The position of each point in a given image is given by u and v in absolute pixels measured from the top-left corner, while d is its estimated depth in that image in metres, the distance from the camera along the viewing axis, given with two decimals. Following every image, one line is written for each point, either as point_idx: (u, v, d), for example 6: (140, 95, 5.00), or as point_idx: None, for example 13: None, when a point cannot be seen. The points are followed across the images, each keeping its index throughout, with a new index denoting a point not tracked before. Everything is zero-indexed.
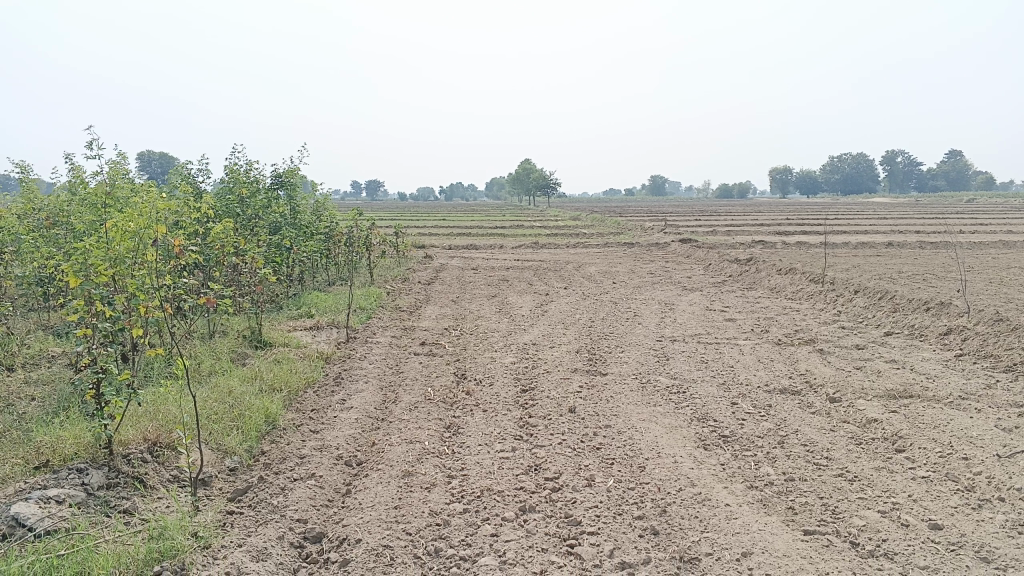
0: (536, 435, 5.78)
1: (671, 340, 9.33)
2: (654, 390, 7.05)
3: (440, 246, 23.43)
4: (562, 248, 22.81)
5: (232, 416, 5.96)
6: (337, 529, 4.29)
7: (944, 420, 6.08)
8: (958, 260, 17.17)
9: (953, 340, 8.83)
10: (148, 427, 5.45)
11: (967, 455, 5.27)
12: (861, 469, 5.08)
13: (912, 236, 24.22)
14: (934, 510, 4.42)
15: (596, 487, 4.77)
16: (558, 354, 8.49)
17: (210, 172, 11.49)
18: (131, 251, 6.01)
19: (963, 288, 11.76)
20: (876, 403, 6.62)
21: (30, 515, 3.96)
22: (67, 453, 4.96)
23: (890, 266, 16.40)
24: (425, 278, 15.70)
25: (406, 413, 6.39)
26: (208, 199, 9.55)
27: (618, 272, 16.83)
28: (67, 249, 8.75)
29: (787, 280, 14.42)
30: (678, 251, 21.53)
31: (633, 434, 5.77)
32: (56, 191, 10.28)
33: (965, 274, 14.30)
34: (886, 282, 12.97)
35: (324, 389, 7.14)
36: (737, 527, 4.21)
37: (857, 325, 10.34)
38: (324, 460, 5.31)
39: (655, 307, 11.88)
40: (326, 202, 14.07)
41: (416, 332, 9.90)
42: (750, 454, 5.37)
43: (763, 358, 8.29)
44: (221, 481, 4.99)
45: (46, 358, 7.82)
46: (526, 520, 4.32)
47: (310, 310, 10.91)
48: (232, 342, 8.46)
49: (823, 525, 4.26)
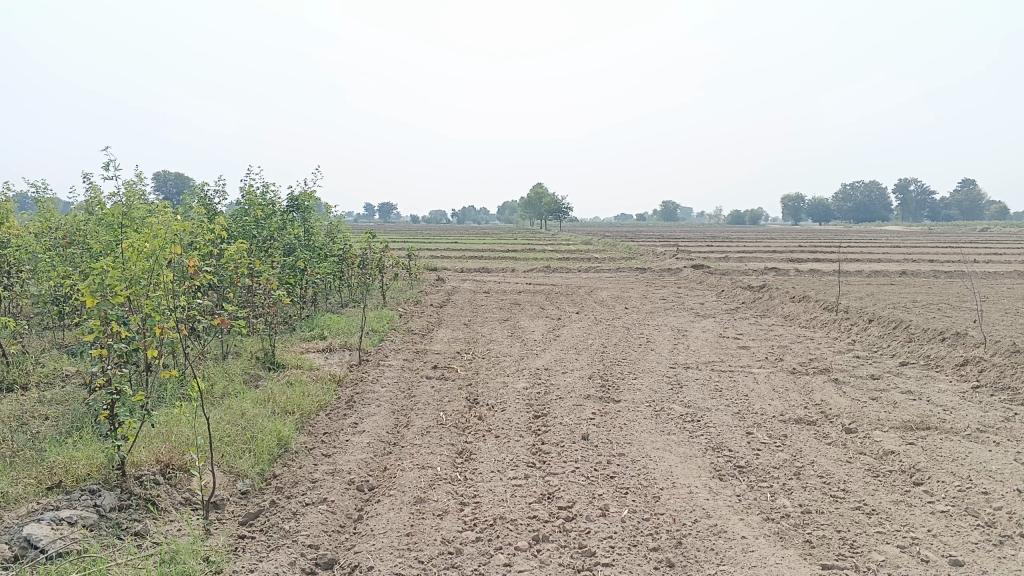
0: (548, 463, 5.73)
1: (685, 367, 9.28)
2: (668, 418, 7.00)
3: (452, 269, 23.50)
4: (574, 272, 22.83)
5: (245, 438, 5.95)
6: (349, 556, 4.25)
7: (962, 453, 6.00)
8: (973, 290, 17.05)
9: (969, 372, 8.75)
10: (161, 449, 5.44)
11: (986, 489, 5.20)
12: (879, 502, 5.01)
13: (925, 265, 24.11)
14: (954, 545, 4.35)
15: (610, 517, 4.72)
16: (571, 380, 8.47)
17: (226, 194, 11.57)
18: (146, 272, 6.03)
19: (978, 318, 11.68)
20: (892, 434, 6.55)
21: (43, 536, 3.95)
22: (79, 473, 4.95)
23: (904, 294, 16.30)
24: (437, 301, 15.72)
25: (418, 437, 6.36)
26: (223, 221, 9.61)
27: (630, 297, 16.81)
28: (83, 270, 8.80)
29: (800, 307, 14.35)
30: (690, 277, 21.49)
31: (647, 463, 5.72)
32: (73, 211, 10.36)
33: (981, 304, 14.20)
34: (901, 311, 12.88)
35: (336, 412, 7.13)
36: (753, 560, 4.15)
37: (871, 355, 10.26)
38: (336, 485, 5.28)
39: (668, 333, 11.84)
40: (340, 224, 14.13)
41: (428, 355, 9.89)
42: (766, 485, 5.31)
43: (778, 387, 8.22)
44: (232, 504, 4.97)
45: (59, 377, 7.84)
46: (540, 550, 4.28)
47: (322, 333, 10.91)
48: (245, 363, 8.47)
49: (842, 559, 4.20)
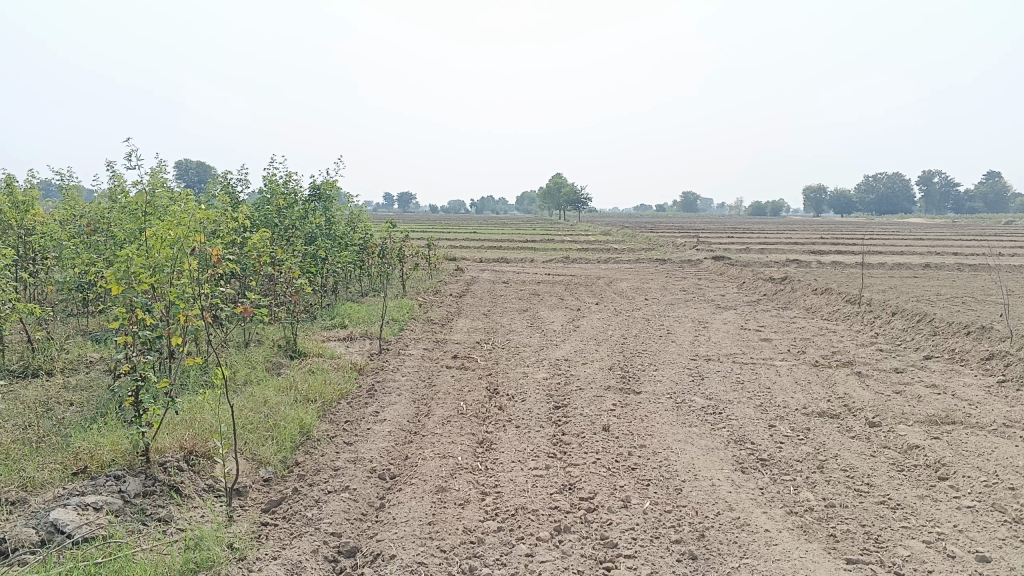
0: (569, 454, 5.72)
1: (706, 359, 9.23)
2: (689, 410, 6.96)
3: (471, 259, 23.52)
4: (594, 263, 22.79)
5: (267, 426, 5.99)
6: (372, 544, 4.26)
7: (988, 448, 5.93)
8: (998, 283, 16.84)
9: (995, 366, 8.65)
10: (185, 435, 5.49)
11: (1013, 485, 5.13)
12: (904, 497, 4.96)
13: (949, 258, 23.82)
14: (981, 541, 4.30)
15: (632, 509, 4.71)
16: (592, 371, 8.45)
17: (248, 182, 11.63)
18: (169, 260, 6.07)
19: (1005, 312, 11.53)
20: (917, 429, 6.48)
21: (69, 522, 3.99)
22: (104, 459, 5.00)
23: (928, 287, 16.12)
24: (457, 290, 15.74)
25: (439, 426, 6.36)
26: (245, 209, 9.65)
27: (650, 288, 16.75)
28: (107, 257, 8.88)
29: (822, 300, 14.23)
30: (710, 269, 21.38)
31: (669, 455, 5.69)
32: (97, 199, 10.45)
33: (1007, 297, 14.02)
34: (925, 305, 12.75)
35: (358, 400, 7.15)
36: (777, 554, 4.12)
37: (896, 348, 10.16)
38: (358, 473, 5.29)
39: (689, 325, 11.78)
40: (361, 214, 14.16)
41: (448, 344, 9.90)
42: (789, 479, 5.28)
43: (800, 380, 8.17)
44: (255, 491, 5.00)
45: (83, 363, 7.92)
46: (562, 540, 4.27)
47: (343, 321, 10.95)
48: (267, 351, 8.51)
49: (867, 553, 4.16)
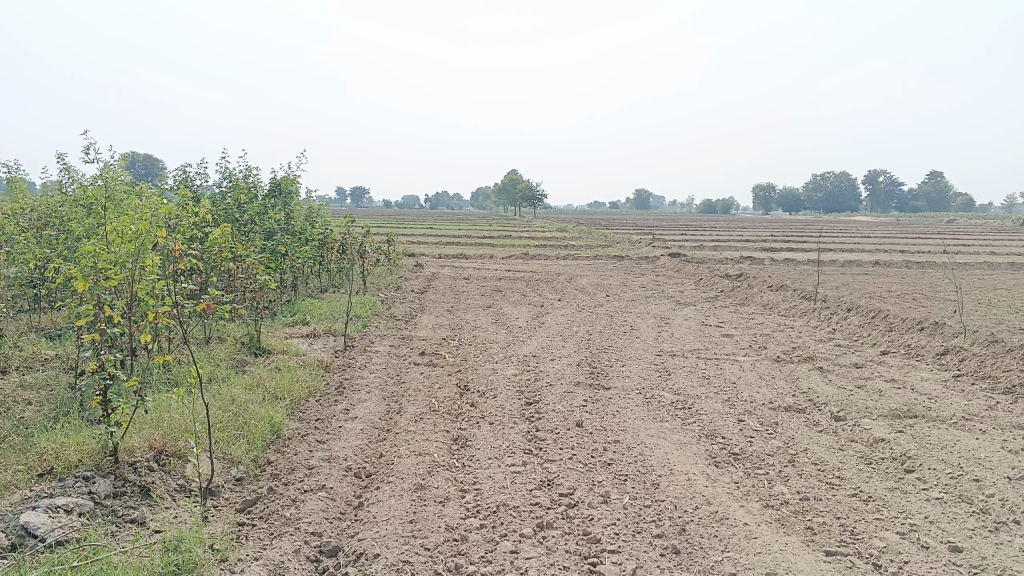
0: (545, 450, 5.73)
1: (671, 355, 9.32)
2: (659, 406, 7.02)
3: (429, 255, 23.44)
4: (554, 260, 22.85)
5: (237, 425, 5.89)
6: (353, 543, 4.21)
7: (950, 440, 6.09)
8: (947, 280, 17.28)
9: (950, 360, 8.89)
10: (153, 435, 5.35)
11: (978, 477, 5.27)
12: (875, 489, 5.07)
13: (898, 255, 24.46)
14: (952, 532, 4.42)
15: (611, 504, 4.73)
16: (560, 367, 8.46)
17: (207, 175, 11.41)
18: (132, 255, 5.87)
19: (956, 309, 11.85)
20: (881, 422, 6.62)
21: (41, 524, 3.87)
22: (70, 460, 4.85)
23: (880, 284, 16.56)
24: (418, 286, 15.62)
25: (411, 424, 6.31)
26: (206, 203, 9.43)
27: (611, 285, 16.84)
28: (62, 252, 8.62)
29: (779, 296, 14.47)
30: (667, 265, 21.60)
31: (644, 450, 5.74)
32: (47, 191, 10.12)
33: (955, 293, 14.45)
34: (878, 301, 13.07)
35: (327, 398, 7.05)
36: (758, 547, 4.18)
37: (853, 343, 10.39)
38: (334, 472, 5.23)
39: (651, 321, 11.88)
40: (320, 209, 13.96)
41: (414, 342, 9.82)
42: (762, 473, 5.35)
43: (765, 375, 8.31)
44: (228, 491, 4.92)
45: (39, 361, 7.66)
46: (545, 537, 4.28)
47: (305, 318, 10.80)
48: (230, 348, 8.34)
49: (844, 545, 4.24)
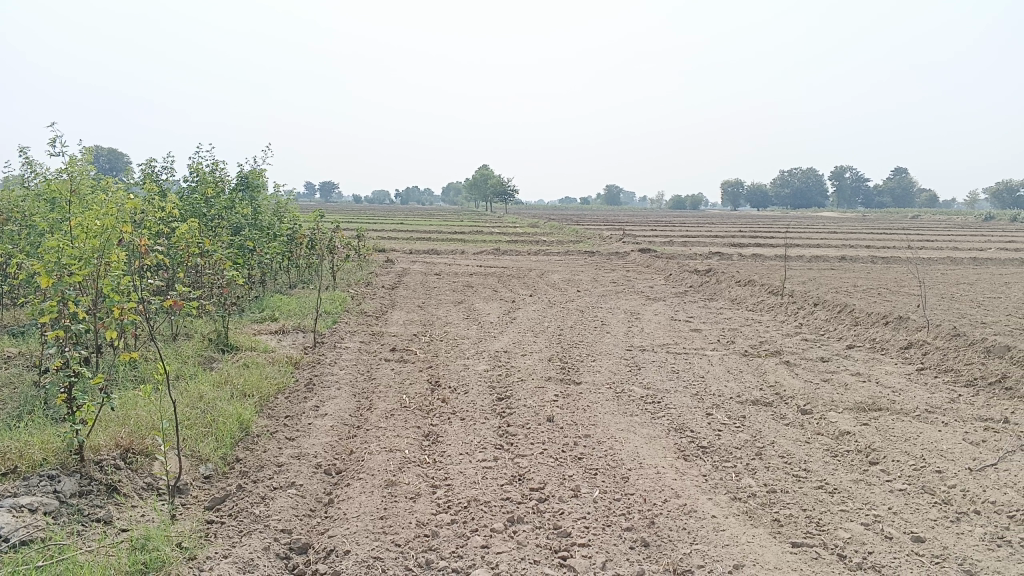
0: (516, 445, 5.74)
1: (641, 350, 9.37)
2: (629, 400, 7.07)
3: (399, 250, 23.34)
4: (525, 255, 22.89)
5: (205, 422, 5.84)
6: (324, 540, 4.20)
7: (914, 433, 6.20)
8: (912, 276, 17.58)
9: (914, 354, 9.05)
10: (120, 433, 5.28)
11: (940, 468, 5.38)
12: (840, 481, 5.16)
13: (864, 250, 24.82)
14: (915, 522, 4.51)
15: (582, 498, 4.76)
16: (531, 362, 8.48)
17: (173, 170, 11.27)
18: (97, 251, 5.75)
19: (920, 303, 12.05)
20: (847, 415, 6.72)
21: (4, 524, 3.80)
22: (35, 459, 4.78)
23: (845, 279, 16.80)
24: (389, 282, 15.56)
25: (382, 420, 6.29)
26: (173, 198, 9.29)
27: (581, 280, 16.89)
28: (25, 248, 8.46)
29: (747, 291, 14.61)
30: (638, 261, 21.75)
31: (614, 444, 5.78)
32: (10, 186, 9.93)
33: (918, 288, 14.72)
34: (844, 296, 13.26)
35: (296, 395, 7.01)
36: (726, 539, 4.23)
37: (819, 337, 10.54)
38: (303, 469, 5.21)
39: (621, 316, 11.95)
40: (288, 204, 13.85)
41: (385, 338, 9.79)
42: (730, 466, 5.41)
43: (733, 369, 8.40)
44: (196, 489, 4.87)
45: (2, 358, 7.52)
46: (516, 531, 4.30)
47: (273, 314, 10.73)
48: (198, 345, 8.25)
49: (810, 536, 4.32)
